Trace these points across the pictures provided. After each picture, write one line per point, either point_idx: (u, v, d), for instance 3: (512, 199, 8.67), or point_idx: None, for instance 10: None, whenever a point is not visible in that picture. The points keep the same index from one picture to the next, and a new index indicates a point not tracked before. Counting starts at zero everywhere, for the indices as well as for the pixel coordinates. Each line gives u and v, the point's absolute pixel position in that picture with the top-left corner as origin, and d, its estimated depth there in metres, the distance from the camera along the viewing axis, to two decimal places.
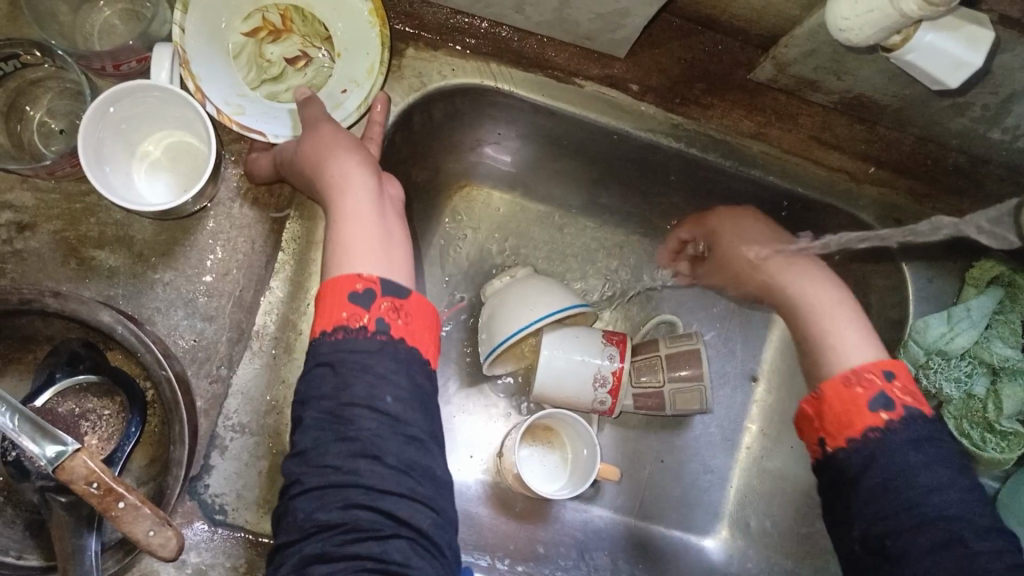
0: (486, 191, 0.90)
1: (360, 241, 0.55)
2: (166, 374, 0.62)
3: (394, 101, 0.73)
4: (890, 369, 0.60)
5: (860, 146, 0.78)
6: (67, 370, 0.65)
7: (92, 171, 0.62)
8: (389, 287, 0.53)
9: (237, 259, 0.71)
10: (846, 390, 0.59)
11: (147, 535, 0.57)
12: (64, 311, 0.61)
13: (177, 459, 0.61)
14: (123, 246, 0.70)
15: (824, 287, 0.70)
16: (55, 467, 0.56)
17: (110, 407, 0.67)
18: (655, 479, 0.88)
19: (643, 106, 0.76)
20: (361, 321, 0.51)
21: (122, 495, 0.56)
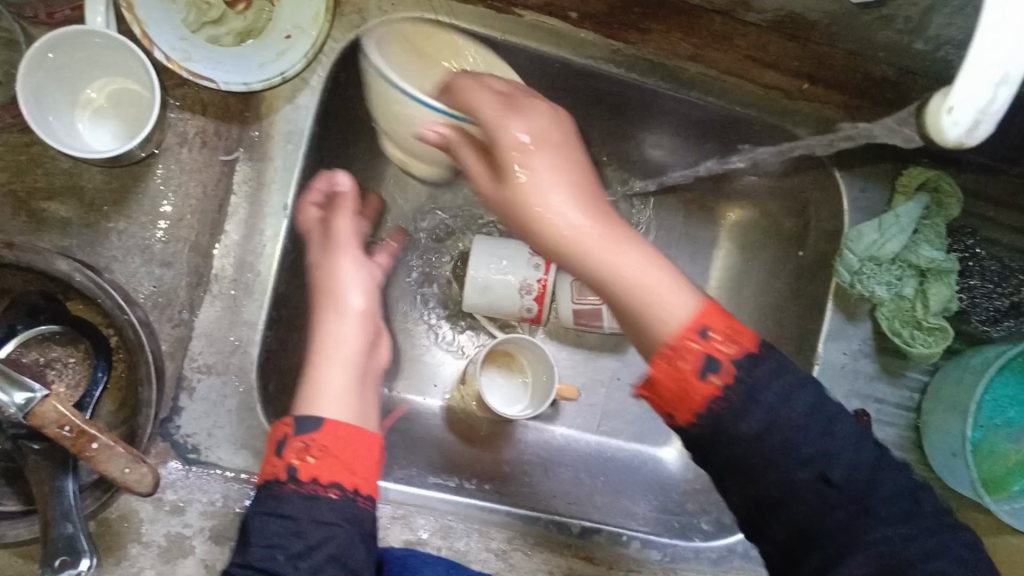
0: None
1: (343, 341, 0.67)
2: (129, 318, 0.64)
3: (336, 40, 0.73)
4: (699, 317, 0.54)
5: (793, 63, 0.79)
6: (28, 320, 0.66)
7: (32, 119, 0.62)
8: (308, 425, 0.60)
9: (189, 205, 0.72)
10: (671, 365, 0.54)
11: (122, 473, 0.58)
12: (21, 263, 0.62)
13: (146, 401, 0.63)
14: (73, 196, 0.70)
15: (606, 245, 0.56)
16: (26, 414, 0.57)
17: (75, 354, 0.67)
18: (613, 397, 0.93)
19: (583, 33, 0.78)
20: (277, 473, 0.58)
21: (95, 436, 0.58)
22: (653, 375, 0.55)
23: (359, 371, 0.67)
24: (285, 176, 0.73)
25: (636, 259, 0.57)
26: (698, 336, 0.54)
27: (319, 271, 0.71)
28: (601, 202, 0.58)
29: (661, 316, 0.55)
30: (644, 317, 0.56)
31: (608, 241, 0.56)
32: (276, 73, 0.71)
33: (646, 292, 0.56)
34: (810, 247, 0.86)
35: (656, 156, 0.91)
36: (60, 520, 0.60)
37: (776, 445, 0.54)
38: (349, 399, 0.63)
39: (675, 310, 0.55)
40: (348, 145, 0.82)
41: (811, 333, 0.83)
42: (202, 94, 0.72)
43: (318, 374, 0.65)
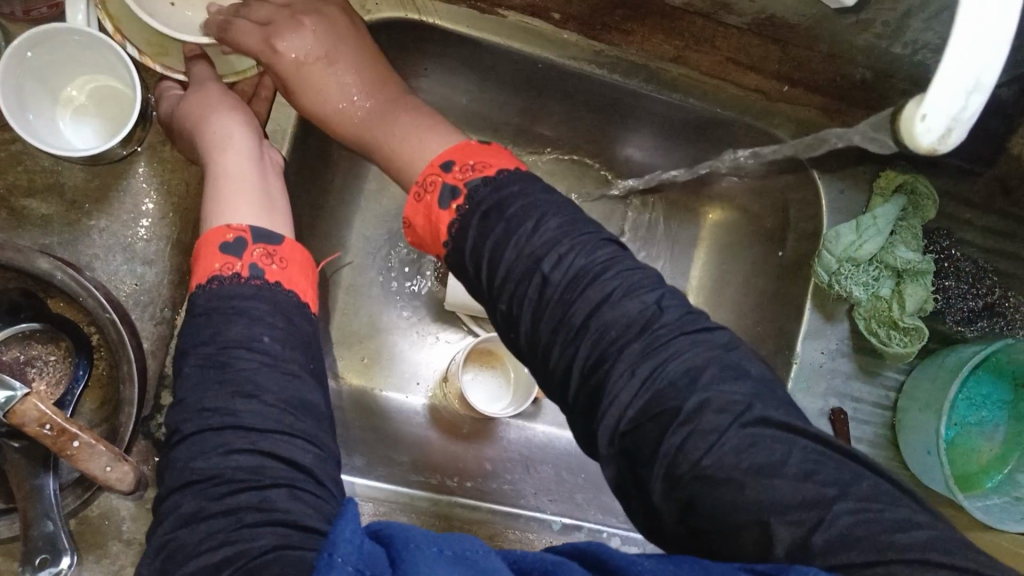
0: None
1: (246, 169, 0.66)
2: (110, 317, 0.63)
3: None
4: (448, 158, 0.61)
5: (774, 66, 0.80)
6: (8, 319, 0.66)
7: (12, 117, 0.62)
8: (264, 236, 0.62)
9: (172, 203, 0.72)
10: (420, 203, 0.61)
11: (104, 471, 0.59)
12: (2, 262, 0.62)
13: (128, 399, 0.63)
14: (54, 194, 0.70)
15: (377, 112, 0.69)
16: (6, 412, 0.57)
17: (56, 352, 0.67)
18: None
19: (566, 34, 0.79)
20: (234, 269, 0.59)
21: (76, 434, 0.58)
22: (410, 216, 0.62)
23: (258, 164, 0.68)
24: None
25: (426, 139, 0.65)
26: (444, 171, 0.61)
27: (171, 110, 0.69)
28: (382, 71, 0.71)
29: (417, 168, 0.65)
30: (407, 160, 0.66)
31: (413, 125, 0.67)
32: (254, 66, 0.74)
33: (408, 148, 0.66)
34: (790, 248, 0.87)
35: (638, 156, 0.91)
36: (40, 518, 0.60)
37: (627, 319, 0.52)
38: (253, 203, 0.65)
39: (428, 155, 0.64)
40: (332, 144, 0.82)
41: (790, 331, 0.84)
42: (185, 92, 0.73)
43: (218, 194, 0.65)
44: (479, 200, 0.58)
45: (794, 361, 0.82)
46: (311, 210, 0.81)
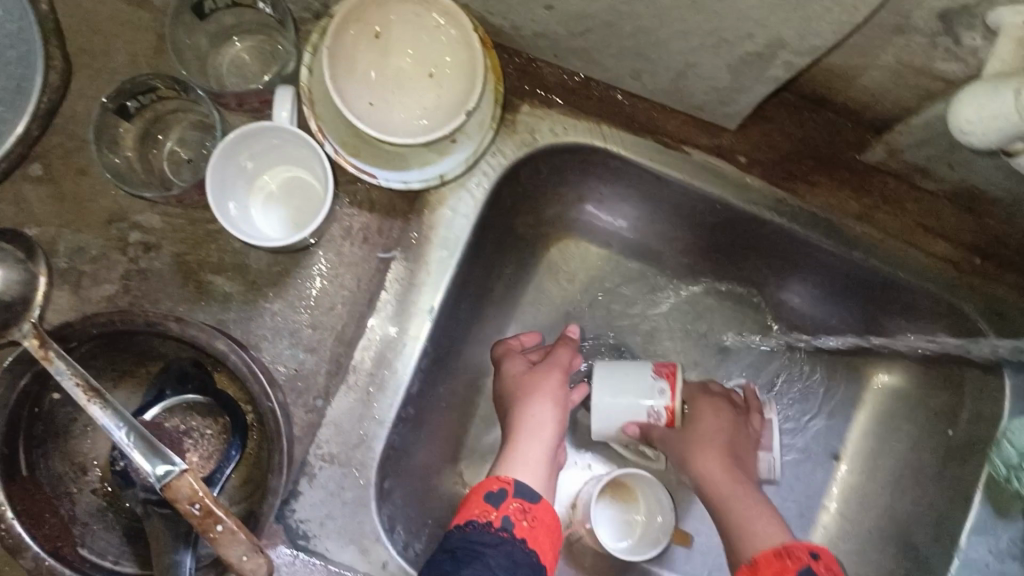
0: (583, 245, 0.90)
1: (538, 455, 0.73)
2: (272, 406, 0.65)
3: (505, 155, 0.75)
4: (817, 549, 0.65)
5: (966, 237, 0.76)
6: (177, 387, 0.69)
7: (213, 204, 0.65)
8: (526, 493, 0.66)
9: (341, 296, 0.74)
10: (775, 559, 0.65)
11: (239, 559, 0.59)
12: (184, 335, 0.64)
13: (273, 488, 0.63)
14: (238, 273, 0.73)
15: (740, 490, 0.74)
16: (163, 484, 0.59)
17: (213, 426, 0.70)
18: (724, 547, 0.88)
19: (749, 178, 0.77)
20: (488, 519, 0.63)
21: (221, 518, 0.59)
22: (761, 561, 0.65)
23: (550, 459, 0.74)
24: (437, 279, 0.74)
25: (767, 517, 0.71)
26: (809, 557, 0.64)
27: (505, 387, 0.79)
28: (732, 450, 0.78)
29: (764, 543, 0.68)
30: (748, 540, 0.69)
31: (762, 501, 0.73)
32: (436, 175, 0.73)
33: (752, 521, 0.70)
34: (961, 427, 0.79)
35: (798, 306, 0.88)
36: None
37: None
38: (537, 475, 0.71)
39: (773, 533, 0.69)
40: (498, 256, 0.83)
41: (952, 520, 0.77)
42: (372, 192, 0.75)
43: (518, 449, 0.73)
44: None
45: (955, 554, 0.75)
46: (470, 318, 0.81)
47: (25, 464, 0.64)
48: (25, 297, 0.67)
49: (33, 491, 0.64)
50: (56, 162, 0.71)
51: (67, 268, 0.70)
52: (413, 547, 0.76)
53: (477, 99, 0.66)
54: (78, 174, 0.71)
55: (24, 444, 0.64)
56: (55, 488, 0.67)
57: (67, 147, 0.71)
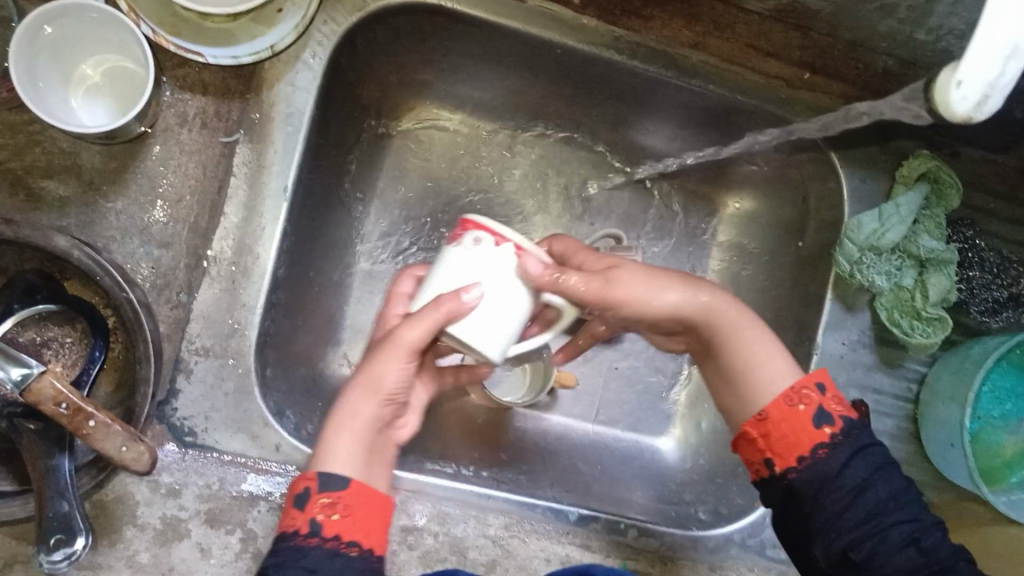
0: (435, 113, 0.89)
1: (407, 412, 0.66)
2: (127, 296, 0.63)
3: (337, 22, 0.72)
4: (822, 379, 0.60)
5: (795, 52, 0.79)
6: (25, 300, 0.66)
7: (26, 97, 0.60)
8: (333, 482, 0.55)
9: (188, 186, 0.72)
10: (789, 410, 0.59)
11: (119, 450, 0.58)
12: (19, 238, 0.62)
13: (144, 378, 0.63)
14: (71, 175, 0.69)
15: (742, 324, 0.63)
16: (23, 390, 0.57)
17: (72, 334, 0.67)
18: (610, 386, 0.92)
19: (585, 19, 0.77)
20: (296, 528, 0.54)
21: (92, 414, 0.57)
22: (771, 418, 0.59)
23: (380, 427, 0.59)
24: (285, 158, 0.72)
25: (768, 355, 0.62)
26: (820, 392, 0.59)
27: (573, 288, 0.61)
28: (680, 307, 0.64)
29: (762, 385, 0.61)
30: (749, 395, 0.61)
31: (763, 337, 0.63)
32: (267, 46, 0.70)
33: (752, 373, 0.61)
34: (810, 236, 0.85)
35: (653, 144, 0.90)
36: (55, 498, 0.59)
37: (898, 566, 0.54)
38: (355, 449, 0.58)
39: (775, 383, 0.61)
40: (348, 130, 0.81)
41: (811, 322, 0.83)
42: (202, 74, 0.72)
43: (347, 403, 0.59)
44: (855, 446, 0.57)
45: (814, 351, 0.81)
46: (328, 198, 0.80)
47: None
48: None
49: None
50: None
51: None
52: (306, 427, 0.76)
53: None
54: None
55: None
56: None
57: None
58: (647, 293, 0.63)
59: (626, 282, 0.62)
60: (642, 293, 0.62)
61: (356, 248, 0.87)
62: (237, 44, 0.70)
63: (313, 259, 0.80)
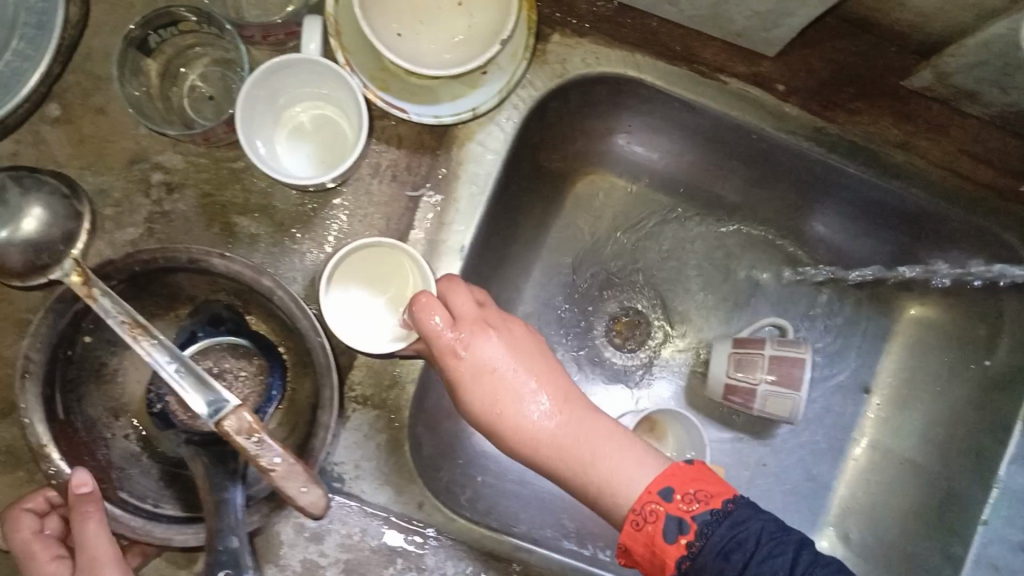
0: (610, 180, 0.87)
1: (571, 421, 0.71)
2: (320, 340, 0.64)
3: (536, 87, 0.72)
4: (668, 483, 0.59)
5: (1012, 162, 0.74)
6: (210, 330, 0.69)
7: (247, 148, 0.62)
8: None
9: (370, 235, 0.72)
10: (637, 530, 0.58)
11: (298, 492, 0.57)
12: (228, 271, 0.64)
13: (323, 423, 0.64)
14: (264, 213, 0.70)
15: (575, 428, 0.62)
16: (215, 420, 0.57)
17: (248, 367, 0.69)
18: (757, 483, 0.86)
19: (788, 107, 0.74)
20: None
21: (277, 450, 0.56)
22: (628, 542, 0.58)
23: None
24: (467, 215, 0.71)
25: (614, 453, 0.61)
26: (663, 500, 0.58)
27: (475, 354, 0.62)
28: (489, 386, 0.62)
29: (622, 493, 0.59)
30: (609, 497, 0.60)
31: (620, 447, 0.61)
32: (468, 109, 0.71)
33: (603, 466, 0.61)
34: (1000, 356, 0.77)
35: (829, 236, 0.86)
36: (225, 531, 0.59)
37: None
38: None
39: (638, 480, 0.60)
40: (525, 192, 0.80)
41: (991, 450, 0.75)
42: (399, 127, 0.72)
43: None
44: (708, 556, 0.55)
45: (994, 485, 0.72)
46: (496, 257, 0.79)
47: (62, 409, 0.65)
48: (66, 235, 0.67)
49: (67, 434, 0.65)
50: (74, 103, 0.68)
51: (91, 212, 0.69)
52: (447, 488, 0.75)
53: (511, 26, 0.64)
54: (97, 114, 0.69)
55: (59, 387, 0.64)
56: (90, 432, 0.67)
57: (83, 86, 0.68)
58: (532, 392, 0.63)
59: (485, 351, 0.63)
60: (492, 362, 0.62)
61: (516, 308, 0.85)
62: (441, 102, 0.71)
63: None
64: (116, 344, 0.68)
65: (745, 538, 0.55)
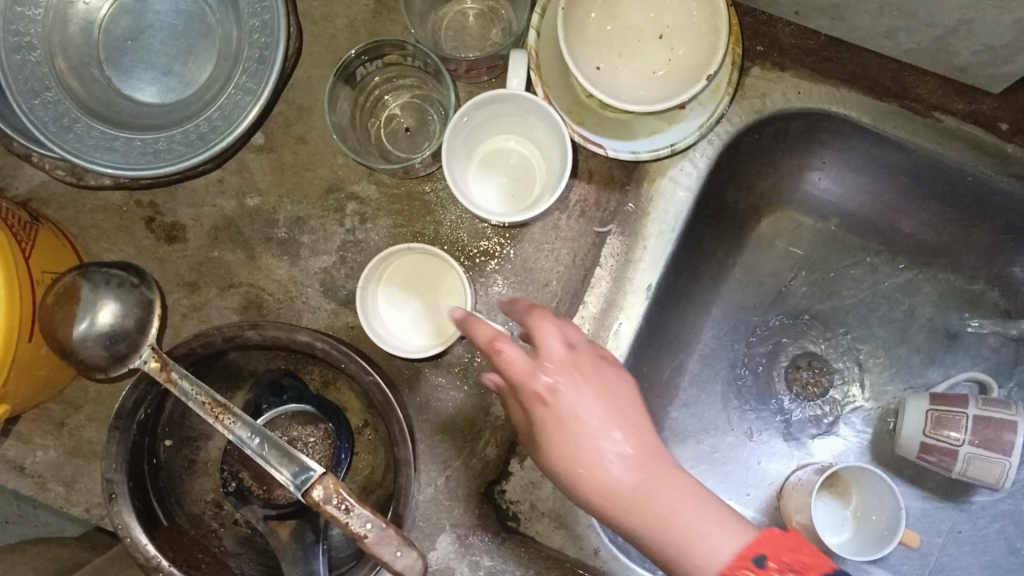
0: (796, 218, 0.83)
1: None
2: (373, 379, 0.62)
3: (734, 123, 0.69)
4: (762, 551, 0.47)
5: None
6: (272, 400, 0.69)
7: (455, 186, 0.62)
8: None
9: (556, 271, 0.71)
10: None
11: (393, 556, 0.55)
12: (266, 338, 0.63)
13: (403, 459, 0.62)
14: (453, 247, 0.71)
15: (660, 483, 0.50)
16: (303, 490, 0.57)
17: (315, 433, 0.69)
18: (949, 550, 0.79)
19: (1011, 148, 0.68)
20: None
21: (362, 513, 0.55)
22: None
23: None
24: (654, 254, 0.68)
25: (701, 519, 0.49)
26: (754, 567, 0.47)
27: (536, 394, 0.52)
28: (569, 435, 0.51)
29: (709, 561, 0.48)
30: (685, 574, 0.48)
31: (714, 512, 0.50)
32: (666, 144, 0.68)
33: (681, 528, 0.49)
34: None
35: None
36: None
37: None
38: None
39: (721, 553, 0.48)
40: (709, 229, 0.77)
41: None
42: (589, 161, 0.72)
43: None
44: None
45: None
46: (678, 297, 0.76)
47: (163, 514, 0.66)
48: (141, 324, 0.67)
49: (180, 537, 0.66)
50: (277, 132, 0.70)
51: (288, 239, 0.70)
52: None
53: (718, 64, 0.60)
54: (298, 143, 0.70)
55: (154, 496, 0.66)
56: (199, 528, 0.68)
57: (287, 115, 0.70)
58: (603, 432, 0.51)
59: (572, 397, 0.51)
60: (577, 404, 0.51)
61: (691, 347, 0.83)
62: (636, 139, 0.69)
63: (653, 356, 0.77)
64: (195, 439, 0.70)
65: None
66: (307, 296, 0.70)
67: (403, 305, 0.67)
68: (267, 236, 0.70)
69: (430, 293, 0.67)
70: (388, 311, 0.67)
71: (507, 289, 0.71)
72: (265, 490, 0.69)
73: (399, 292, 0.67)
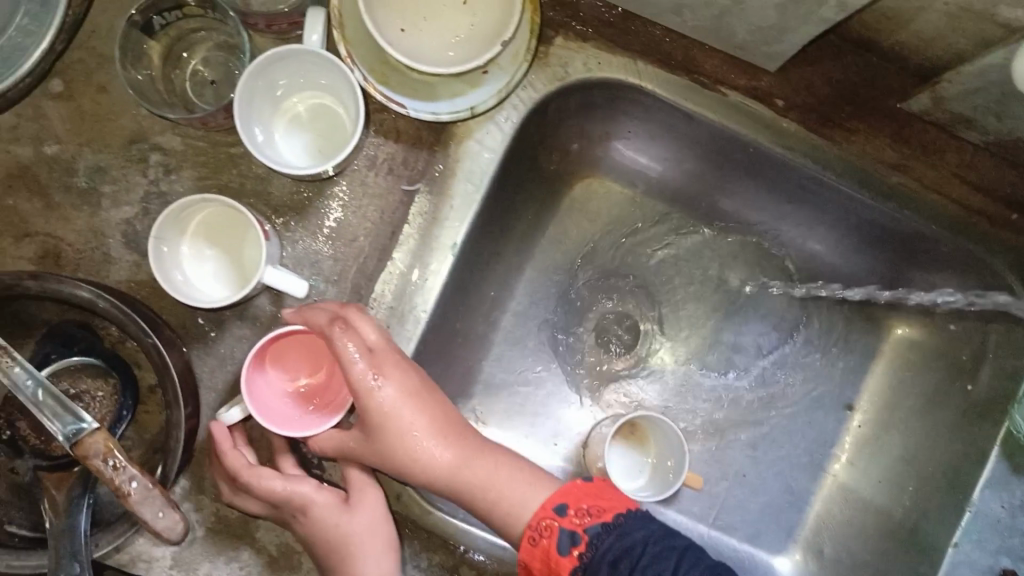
0: (607, 185, 0.87)
1: (419, 423, 0.67)
2: (152, 340, 0.63)
3: (536, 90, 0.73)
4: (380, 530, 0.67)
5: (1003, 189, 0.73)
6: (61, 351, 0.68)
7: (250, 143, 0.63)
8: None
9: (364, 228, 0.73)
10: (534, 546, 0.61)
11: (156, 516, 0.61)
12: (43, 292, 0.62)
13: (174, 422, 0.64)
14: (260, 201, 0.71)
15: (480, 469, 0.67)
16: (73, 443, 0.59)
17: (103, 389, 0.69)
18: (734, 492, 0.86)
19: (785, 122, 0.74)
20: None
21: (135, 479, 0.59)
22: (526, 559, 0.61)
23: None
24: (460, 214, 0.72)
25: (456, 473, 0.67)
26: (557, 515, 0.61)
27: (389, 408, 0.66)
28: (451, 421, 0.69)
29: (514, 519, 0.65)
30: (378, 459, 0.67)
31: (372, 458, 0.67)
32: (466, 108, 0.72)
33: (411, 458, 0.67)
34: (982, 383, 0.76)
35: (819, 252, 0.85)
36: (68, 556, 0.62)
37: None
38: None
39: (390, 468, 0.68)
40: (521, 192, 0.81)
41: (965, 475, 0.73)
42: (398, 121, 0.73)
43: None
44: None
45: (967, 508, 0.70)
46: (486, 256, 0.80)
47: None
48: None
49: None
50: (76, 80, 0.69)
51: (87, 189, 0.69)
52: None
53: (511, 32, 0.64)
54: (98, 91, 0.69)
55: None
56: None
57: (86, 64, 0.69)
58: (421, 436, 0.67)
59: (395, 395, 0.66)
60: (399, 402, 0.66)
61: (505, 305, 0.86)
62: (443, 97, 0.72)
63: (462, 312, 0.80)
64: None
65: (631, 545, 0.57)
66: (107, 246, 0.69)
67: (201, 254, 0.69)
68: (66, 185, 0.69)
69: (229, 245, 0.69)
70: (186, 258, 0.68)
71: (322, 243, 0.72)
72: (43, 442, 0.70)
73: (196, 240, 0.69)
